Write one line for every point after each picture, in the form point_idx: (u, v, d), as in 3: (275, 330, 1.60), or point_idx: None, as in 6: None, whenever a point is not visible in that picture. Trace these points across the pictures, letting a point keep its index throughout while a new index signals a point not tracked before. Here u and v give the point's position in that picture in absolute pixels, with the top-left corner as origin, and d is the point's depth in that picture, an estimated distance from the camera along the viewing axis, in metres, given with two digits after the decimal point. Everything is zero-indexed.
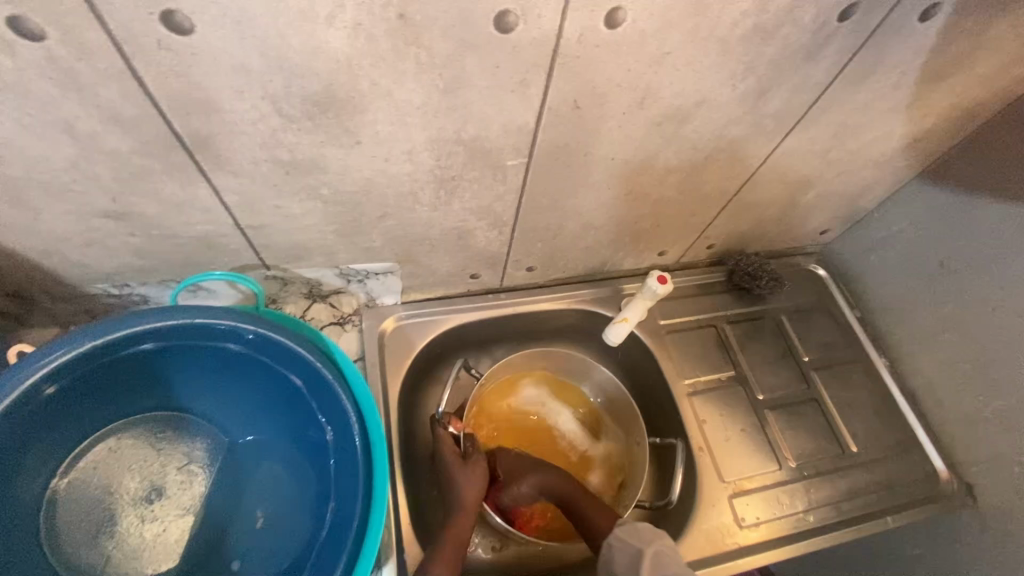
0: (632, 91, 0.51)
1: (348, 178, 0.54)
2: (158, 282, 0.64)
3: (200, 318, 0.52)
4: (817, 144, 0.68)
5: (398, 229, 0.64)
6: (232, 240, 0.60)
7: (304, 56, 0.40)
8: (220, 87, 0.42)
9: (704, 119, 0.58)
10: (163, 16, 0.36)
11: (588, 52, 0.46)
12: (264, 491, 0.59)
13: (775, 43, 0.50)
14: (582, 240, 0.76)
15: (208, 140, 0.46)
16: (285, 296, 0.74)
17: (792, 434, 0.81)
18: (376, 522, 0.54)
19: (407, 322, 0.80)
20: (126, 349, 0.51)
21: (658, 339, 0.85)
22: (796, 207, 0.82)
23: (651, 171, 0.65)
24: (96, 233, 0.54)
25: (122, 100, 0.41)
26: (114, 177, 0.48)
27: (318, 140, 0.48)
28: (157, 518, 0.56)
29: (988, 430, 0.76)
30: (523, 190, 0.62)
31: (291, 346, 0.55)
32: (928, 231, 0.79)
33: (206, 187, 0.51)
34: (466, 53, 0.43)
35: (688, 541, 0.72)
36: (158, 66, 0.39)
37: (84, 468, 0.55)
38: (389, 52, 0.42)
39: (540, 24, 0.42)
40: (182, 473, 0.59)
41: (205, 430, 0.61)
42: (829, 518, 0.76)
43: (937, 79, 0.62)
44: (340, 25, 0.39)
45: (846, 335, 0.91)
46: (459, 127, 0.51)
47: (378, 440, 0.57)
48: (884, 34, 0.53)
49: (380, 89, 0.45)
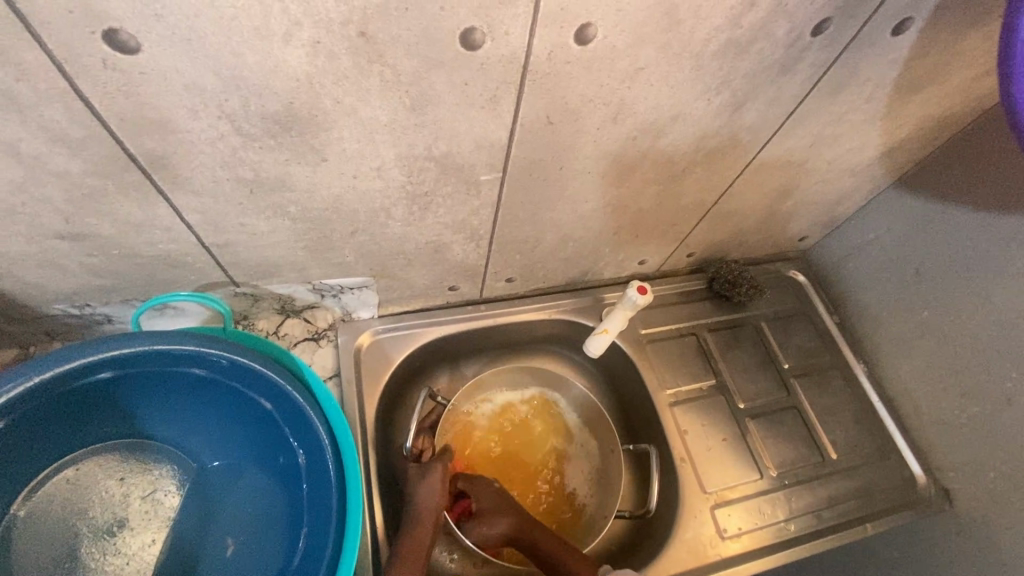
0: (606, 106, 0.50)
1: (316, 196, 0.52)
2: (121, 301, 0.62)
3: (160, 345, 0.50)
4: (794, 154, 0.67)
5: (371, 244, 0.62)
6: (198, 258, 0.58)
7: (261, 74, 0.39)
8: (174, 107, 0.40)
9: (679, 133, 0.57)
10: (106, 34, 0.34)
11: (559, 68, 0.45)
12: (233, 518, 0.58)
13: (749, 57, 0.50)
14: (561, 251, 0.75)
15: (164, 160, 0.44)
16: (256, 313, 0.72)
17: (773, 442, 0.81)
18: (352, 545, 0.53)
19: (384, 336, 0.78)
20: (82, 379, 0.49)
21: (639, 349, 0.85)
22: (775, 215, 0.82)
23: (628, 183, 0.64)
24: (51, 254, 0.52)
25: (68, 120, 0.39)
26: (65, 199, 0.46)
27: (282, 159, 0.47)
28: (119, 551, 0.54)
29: (962, 436, 0.77)
30: (500, 204, 0.61)
31: (258, 369, 0.53)
32: (904, 238, 0.80)
33: (166, 206, 0.49)
34: (432, 70, 0.42)
35: (671, 554, 0.71)
36: (105, 86, 0.37)
37: (41, 502, 0.53)
38: (352, 70, 0.40)
39: (509, 41, 0.41)
40: (146, 502, 0.57)
41: (172, 456, 0.59)
42: (810, 526, 0.76)
43: (911, 90, 0.62)
44: (298, 43, 0.37)
45: (825, 341, 0.91)
46: (429, 143, 0.49)
47: (352, 463, 0.56)
48: (857, 48, 0.53)
49: (345, 107, 0.43)
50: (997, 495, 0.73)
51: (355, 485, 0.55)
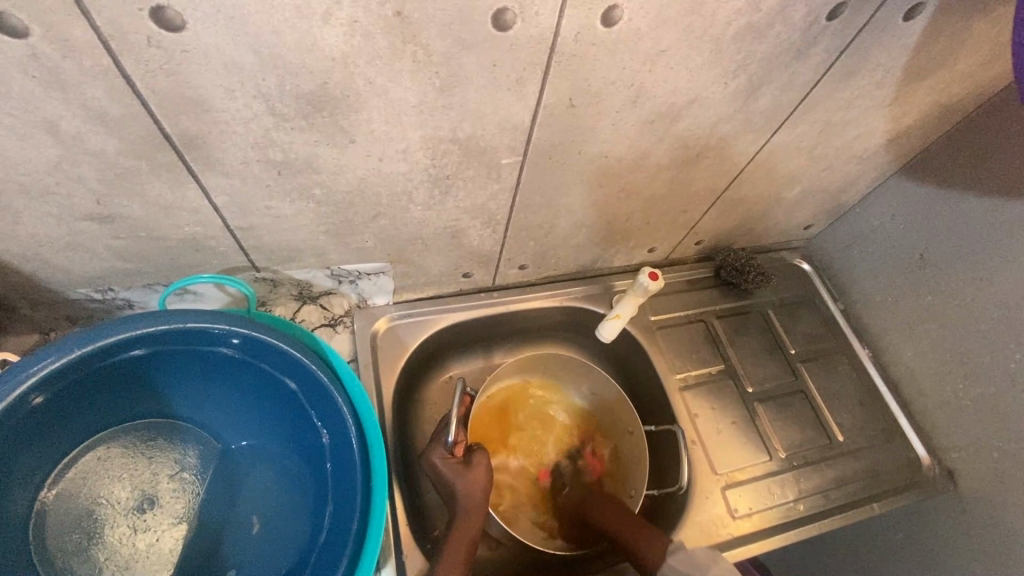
0: (627, 89, 0.52)
1: (342, 178, 0.53)
2: (144, 285, 0.62)
3: (192, 323, 0.51)
4: (804, 140, 0.69)
5: (391, 229, 0.63)
6: (222, 241, 0.58)
7: (298, 53, 0.40)
8: (212, 86, 0.41)
9: (696, 117, 0.58)
10: (153, 12, 0.35)
11: (584, 51, 0.46)
12: (261, 496, 0.59)
13: (766, 42, 0.51)
14: (574, 237, 0.76)
15: (197, 140, 0.45)
16: (274, 299, 0.73)
17: (781, 425, 0.83)
18: (377, 522, 0.54)
19: (400, 322, 0.79)
20: (115, 355, 0.50)
21: (649, 336, 0.86)
22: (782, 203, 0.83)
23: (643, 169, 0.65)
24: (80, 236, 0.53)
25: (108, 99, 0.40)
26: (99, 179, 0.47)
27: (312, 140, 0.48)
28: (150, 527, 0.55)
29: (966, 417, 0.79)
30: (518, 188, 0.62)
31: (285, 349, 0.54)
32: (908, 224, 0.82)
33: (195, 187, 0.50)
34: (463, 51, 0.43)
35: (684, 533, 0.73)
36: (147, 64, 0.38)
37: (73, 479, 0.54)
38: (386, 50, 0.41)
39: (537, 22, 0.42)
40: (174, 481, 0.57)
41: (197, 436, 0.60)
42: (818, 506, 0.78)
43: (918, 77, 0.63)
44: (337, 23, 0.38)
45: (830, 327, 0.93)
46: (455, 126, 0.50)
47: (376, 444, 0.57)
48: (869, 34, 0.55)
49: (376, 87, 0.44)
50: (1000, 474, 0.75)
51: (380, 465, 0.57)
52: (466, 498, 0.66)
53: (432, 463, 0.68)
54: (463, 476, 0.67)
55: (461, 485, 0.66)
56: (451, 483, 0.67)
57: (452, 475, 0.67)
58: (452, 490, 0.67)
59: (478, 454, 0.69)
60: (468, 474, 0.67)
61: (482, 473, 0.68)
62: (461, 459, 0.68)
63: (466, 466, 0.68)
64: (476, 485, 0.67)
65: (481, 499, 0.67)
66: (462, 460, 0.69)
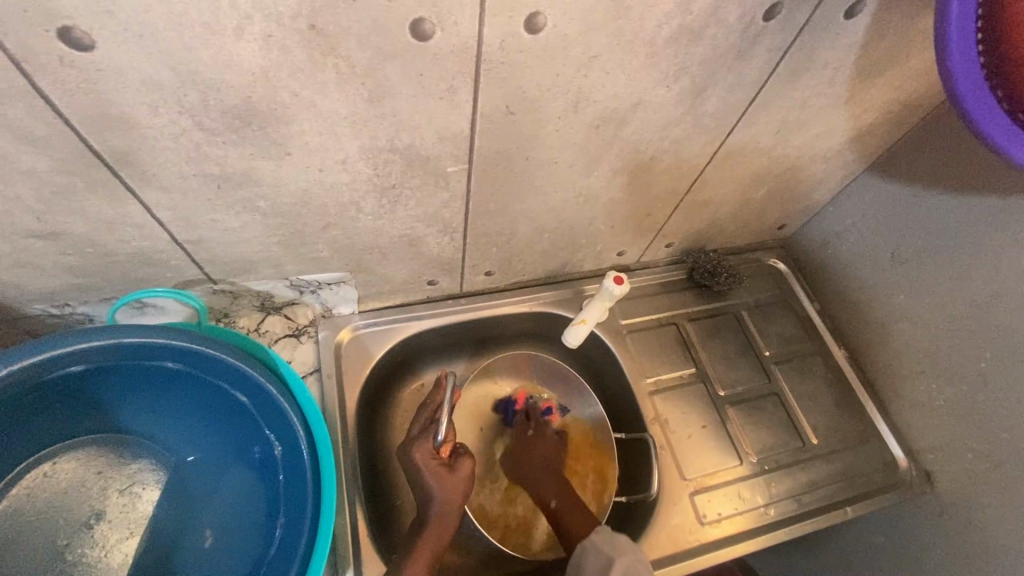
0: (565, 94, 0.51)
1: (285, 191, 0.53)
2: (99, 300, 0.62)
3: (132, 338, 0.51)
4: (761, 141, 0.68)
5: (344, 239, 0.63)
6: (172, 256, 0.58)
7: (216, 69, 0.40)
8: (134, 103, 0.41)
9: (642, 121, 0.58)
10: (61, 33, 0.35)
11: (513, 58, 0.46)
12: (212, 510, 0.59)
13: (703, 44, 0.51)
14: (537, 243, 0.75)
15: (129, 157, 0.45)
16: (237, 311, 0.72)
17: (752, 428, 0.82)
18: (325, 534, 0.54)
19: (365, 331, 0.79)
20: (54, 372, 0.50)
21: (619, 340, 0.85)
22: (751, 203, 0.82)
23: (596, 173, 0.65)
24: (26, 253, 0.53)
25: (30, 118, 0.40)
26: (36, 197, 0.47)
27: (247, 153, 0.48)
28: (98, 542, 0.56)
29: (941, 418, 0.78)
30: (469, 196, 0.62)
31: (232, 363, 0.54)
32: (878, 222, 0.81)
33: (136, 204, 0.50)
34: (386, 62, 0.43)
35: (652, 540, 0.72)
36: (65, 83, 0.38)
37: (18, 496, 0.55)
38: (306, 63, 0.41)
39: (458, 31, 0.42)
40: (123, 496, 0.58)
41: (149, 450, 0.60)
42: (790, 511, 0.77)
43: (872, 74, 0.62)
44: (250, 37, 0.38)
45: (805, 327, 0.92)
46: (392, 135, 0.50)
47: (326, 453, 0.57)
48: (811, 33, 0.54)
49: (303, 100, 0.44)
50: (976, 475, 0.73)
51: (330, 475, 0.57)
52: (441, 502, 0.65)
53: (415, 460, 0.66)
54: (443, 480, 0.66)
55: (440, 490, 0.65)
56: (429, 486, 0.65)
57: (432, 479, 0.65)
58: (428, 493, 0.65)
59: (463, 460, 0.68)
60: (448, 479, 0.66)
61: (462, 481, 0.67)
62: (445, 462, 0.67)
63: (449, 471, 0.67)
64: (454, 492, 0.65)
65: (456, 508, 0.65)
66: (446, 463, 0.67)
